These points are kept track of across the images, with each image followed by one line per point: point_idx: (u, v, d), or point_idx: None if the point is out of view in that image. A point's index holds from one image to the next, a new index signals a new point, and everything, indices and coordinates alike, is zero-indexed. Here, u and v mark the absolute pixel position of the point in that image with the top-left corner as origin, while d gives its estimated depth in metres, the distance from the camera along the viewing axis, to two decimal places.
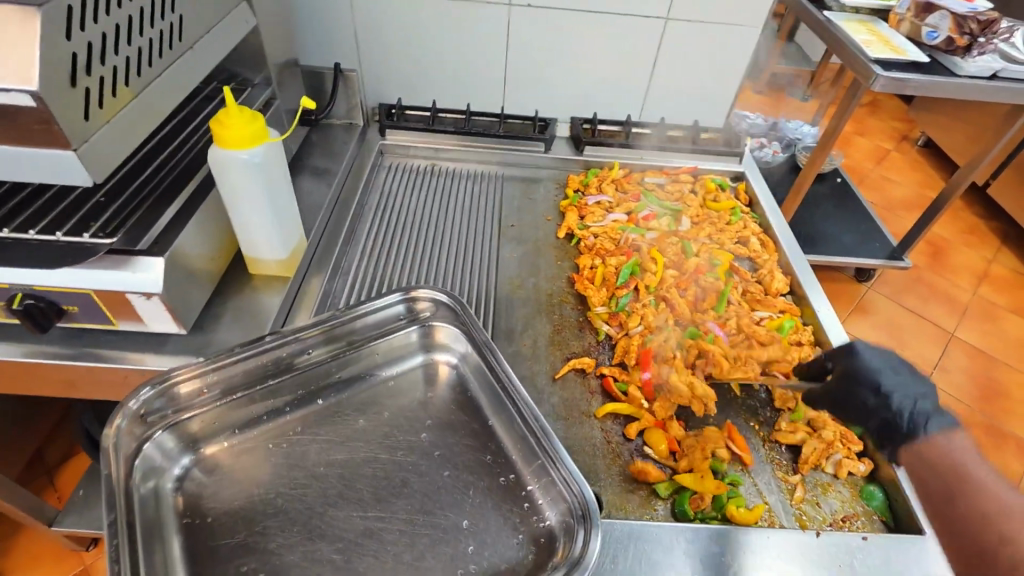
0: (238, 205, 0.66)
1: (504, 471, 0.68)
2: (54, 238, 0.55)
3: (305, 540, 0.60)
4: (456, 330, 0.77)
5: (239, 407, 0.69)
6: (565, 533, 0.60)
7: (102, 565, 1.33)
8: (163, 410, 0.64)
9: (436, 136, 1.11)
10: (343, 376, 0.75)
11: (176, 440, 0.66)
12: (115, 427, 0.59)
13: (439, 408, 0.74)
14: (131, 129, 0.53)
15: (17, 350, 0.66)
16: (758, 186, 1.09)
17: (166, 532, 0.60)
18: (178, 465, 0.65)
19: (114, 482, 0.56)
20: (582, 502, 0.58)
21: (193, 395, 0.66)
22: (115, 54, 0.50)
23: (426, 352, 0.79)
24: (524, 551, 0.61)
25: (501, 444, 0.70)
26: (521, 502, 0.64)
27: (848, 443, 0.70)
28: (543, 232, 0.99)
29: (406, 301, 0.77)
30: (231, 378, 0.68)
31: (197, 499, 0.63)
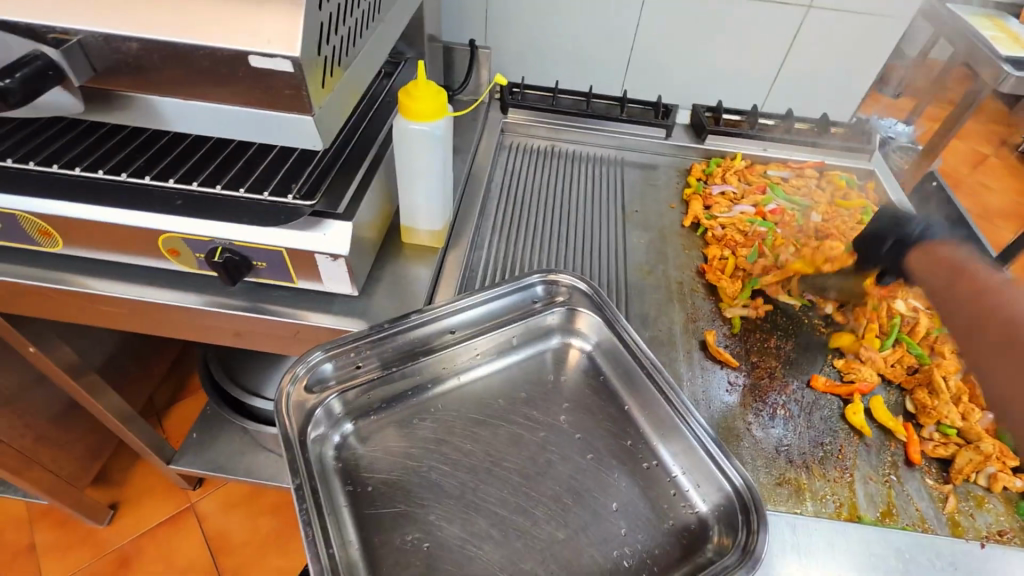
0: (411, 176, 0.69)
1: (645, 457, 0.70)
2: (263, 198, 0.59)
3: (462, 513, 0.64)
4: (597, 318, 0.79)
5: (388, 382, 0.74)
6: (723, 519, 0.62)
7: (207, 505, 1.42)
8: (326, 380, 0.69)
9: (558, 118, 1.11)
10: (480, 354, 0.78)
11: (339, 407, 0.70)
12: (285, 392, 0.64)
13: (572, 393, 0.76)
14: (345, 97, 0.55)
15: (201, 298, 0.71)
16: (890, 185, 1.05)
17: (332, 492, 0.65)
18: (337, 432, 0.70)
19: (292, 441, 0.61)
20: (745, 493, 0.60)
21: (351, 366, 0.70)
22: (344, 24, 0.52)
23: (564, 335, 0.81)
24: (675, 533, 0.63)
25: (643, 432, 0.72)
26: (668, 488, 0.66)
27: (1004, 458, 0.68)
28: (668, 219, 0.99)
29: (546, 283, 0.79)
30: (382, 353, 0.72)
31: (351, 467, 0.67)
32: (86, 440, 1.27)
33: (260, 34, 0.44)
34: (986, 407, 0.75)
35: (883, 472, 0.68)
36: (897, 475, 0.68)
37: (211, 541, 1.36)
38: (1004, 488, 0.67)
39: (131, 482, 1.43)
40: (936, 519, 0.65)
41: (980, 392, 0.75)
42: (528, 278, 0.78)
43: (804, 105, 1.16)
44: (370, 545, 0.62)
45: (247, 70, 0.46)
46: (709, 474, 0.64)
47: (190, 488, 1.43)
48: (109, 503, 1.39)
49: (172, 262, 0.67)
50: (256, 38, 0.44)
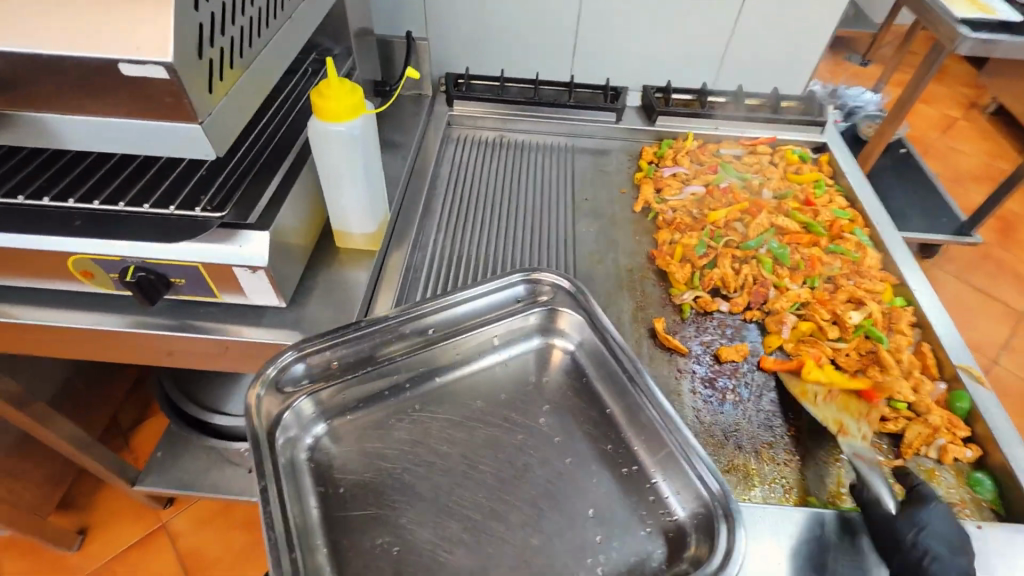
0: (335, 178, 0.66)
1: (626, 462, 0.67)
2: (168, 212, 0.57)
3: (434, 517, 0.63)
4: (579, 318, 0.77)
5: (364, 382, 0.72)
6: (699, 530, 0.60)
7: (180, 523, 1.40)
8: (299, 380, 0.68)
9: (505, 106, 1.08)
10: (458, 355, 0.77)
11: (312, 409, 0.69)
12: (255, 395, 0.62)
13: (554, 391, 0.75)
14: (244, 101, 0.52)
15: (125, 320, 0.68)
16: (842, 157, 1.03)
17: (304, 492, 0.64)
18: (309, 434, 0.68)
19: (261, 443, 0.60)
20: (721, 498, 0.58)
21: (326, 368, 0.69)
22: (233, 24, 0.49)
23: (544, 335, 0.80)
24: (654, 544, 0.61)
25: (619, 426, 0.71)
26: (648, 496, 0.65)
27: (954, 428, 0.68)
28: (619, 205, 0.97)
29: (528, 282, 0.78)
30: (356, 354, 0.70)
31: (321, 469, 0.66)
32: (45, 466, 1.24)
33: (126, 40, 0.41)
34: (937, 377, 0.74)
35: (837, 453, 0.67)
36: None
37: (185, 559, 1.35)
38: (956, 460, 0.67)
39: (99, 505, 1.40)
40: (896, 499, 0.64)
41: (931, 363, 0.74)
42: (510, 276, 0.76)
43: (755, 81, 1.14)
44: (341, 546, 0.60)
45: (120, 78, 0.43)
46: (686, 476, 0.62)
47: (161, 508, 1.41)
48: (77, 528, 1.36)
49: (87, 283, 0.64)
50: (123, 45, 0.41)
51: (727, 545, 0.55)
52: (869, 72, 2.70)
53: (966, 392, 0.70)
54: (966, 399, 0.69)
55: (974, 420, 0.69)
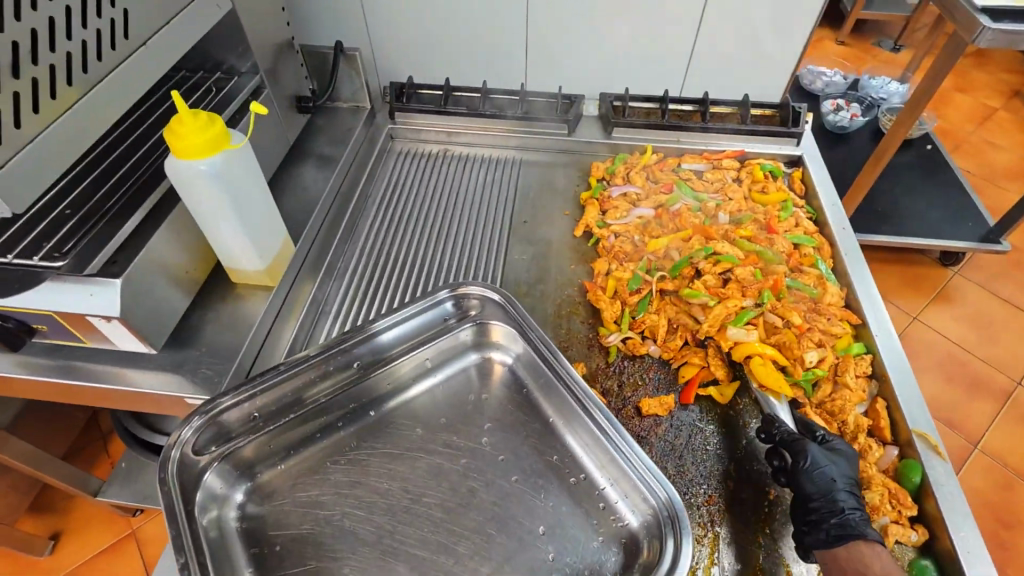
0: (206, 217, 0.61)
1: (573, 471, 0.63)
2: (5, 261, 0.52)
3: (378, 561, 0.56)
4: (512, 330, 0.70)
5: (291, 429, 0.65)
6: (648, 532, 0.56)
7: (150, 530, 1.42)
8: (217, 440, 0.60)
9: (450, 119, 1.01)
10: (393, 384, 0.70)
11: (234, 467, 0.61)
12: (168, 461, 0.55)
13: (495, 411, 0.68)
14: (63, 146, 0.48)
15: (4, 362, 0.65)
16: (817, 173, 0.93)
17: (235, 559, 0.56)
18: (238, 492, 0.61)
19: (178, 515, 0.52)
20: (667, 503, 0.54)
21: (245, 421, 0.62)
22: (32, 64, 0.44)
23: (480, 351, 0.73)
24: (608, 554, 0.57)
25: (563, 443, 0.65)
26: (597, 503, 0.60)
27: (900, 506, 0.59)
28: (559, 229, 0.89)
29: (455, 297, 0.71)
30: (278, 401, 0.64)
31: (257, 526, 0.59)
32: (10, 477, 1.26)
33: None
34: (890, 441, 0.65)
35: (756, 530, 0.60)
36: (768, 525, 0.60)
37: (151, 568, 1.36)
38: (898, 543, 0.58)
39: (72, 511, 1.43)
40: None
41: (884, 426, 0.65)
42: (436, 293, 0.70)
43: (726, 86, 1.03)
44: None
45: None
46: (633, 483, 0.58)
47: (131, 516, 1.42)
48: (50, 534, 1.39)
49: None
50: None
51: (674, 549, 0.51)
52: (897, 60, 2.49)
53: (920, 462, 0.61)
54: (918, 471, 0.60)
55: (924, 496, 0.60)
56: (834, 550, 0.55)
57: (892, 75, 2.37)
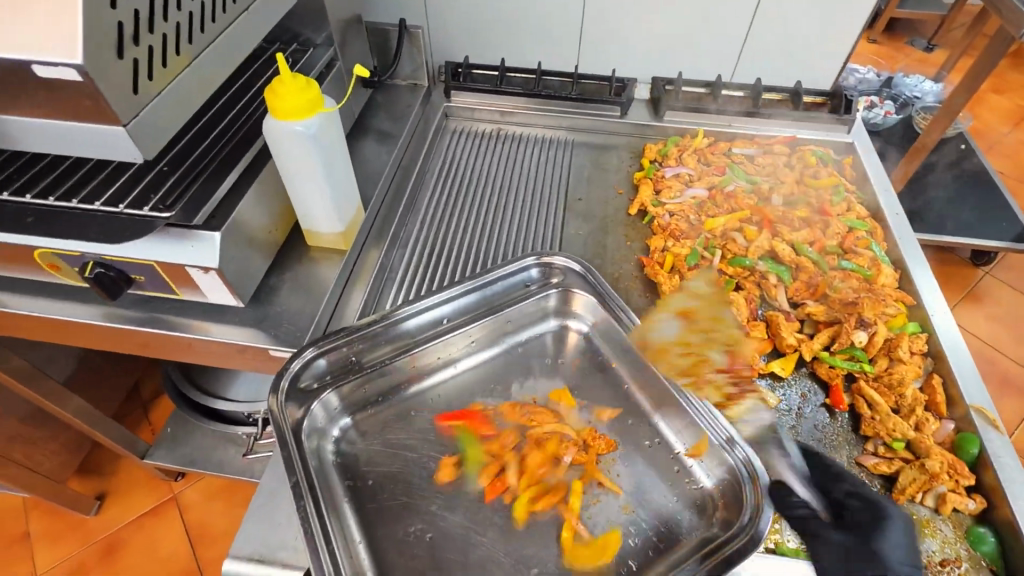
0: (295, 178, 0.64)
1: (648, 435, 0.66)
2: (118, 211, 0.55)
3: (466, 500, 0.60)
4: (593, 298, 0.74)
5: (384, 375, 0.68)
6: (727, 491, 0.60)
7: (191, 494, 1.46)
8: (322, 376, 0.65)
9: (504, 98, 1.04)
10: (475, 343, 0.73)
11: (338, 402, 0.66)
12: (280, 389, 0.60)
13: (574, 372, 0.72)
14: (181, 99, 0.51)
15: (95, 312, 0.69)
16: (868, 160, 0.95)
17: (333, 486, 0.60)
18: (337, 426, 0.65)
19: (289, 443, 0.57)
20: (746, 463, 0.59)
21: (345, 361, 0.66)
22: (163, 21, 0.47)
23: (560, 318, 0.77)
24: (683, 512, 0.60)
25: (638, 406, 0.69)
26: (673, 465, 0.64)
27: (956, 476, 0.61)
28: (613, 207, 0.92)
29: (541, 264, 0.75)
30: (373, 347, 0.67)
31: (350, 462, 0.63)
32: (61, 437, 1.30)
33: (36, 40, 0.39)
34: (946, 417, 0.67)
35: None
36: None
37: (192, 531, 1.40)
38: (955, 510, 0.60)
39: (116, 473, 1.48)
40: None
41: (940, 400, 0.67)
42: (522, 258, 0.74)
43: (777, 73, 1.05)
44: (373, 533, 0.58)
45: (38, 79, 0.42)
46: (711, 443, 0.62)
47: (172, 480, 1.46)
48: (96, 494, 1.44)
49: (53, 274, 0.65)
50: (33, 44, 0.39)
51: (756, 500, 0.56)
52: (932, 59, 2.47)
53: (977, 435, 0.63)
54: (975, 444, 0.62)
55: (981, 468, 0.62)
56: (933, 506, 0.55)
57: (927, 74, 2.35)
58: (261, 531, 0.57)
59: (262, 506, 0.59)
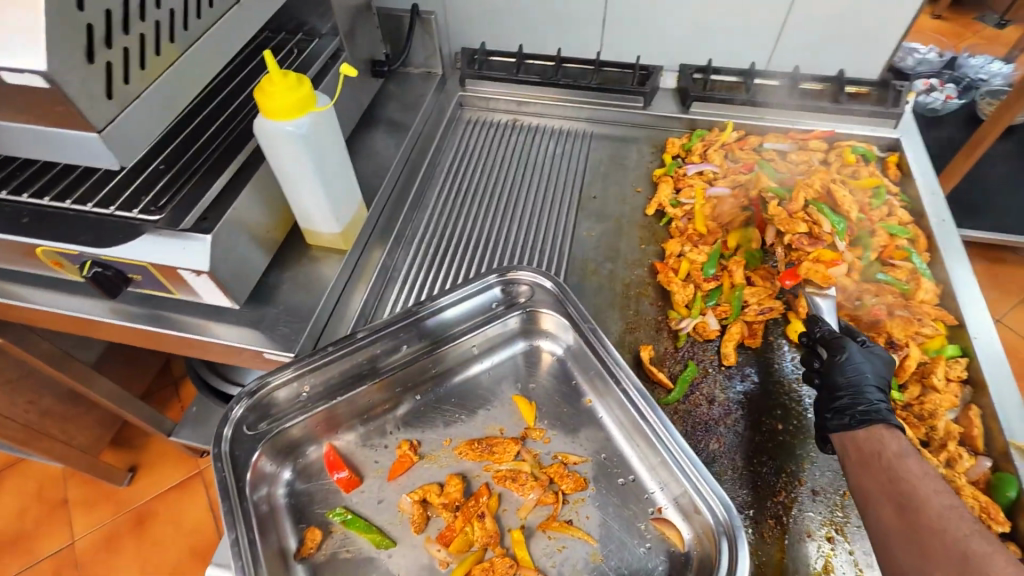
0: (290, 178, 0.62)
1: (621, 472, 0.62)
2: (109, 212, 0.55)
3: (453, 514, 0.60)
4: (561, 318, 0.69)
5: (338, 407, 0.65)
6: (701, 547, 0.54)
7: (215, 471, 1.51)
8: (269, 415, 0.62)
9: (521, 87, 0.99)
10: (438, 370, 0.70)
11: (280, 445, 0.62)
12: (222, 438, 0.56)
13: (544, 402, 0.69)
14: (163, 101, 0.49)
15: (99, 308, 0.69)
16: (916, 158, 0.86)
17: (283, 533, 0.59)
18: (287, 469, 0.63)
19: (231, 494, 0.53)
20: (726, 524, 0.51)
21: (293, 398, 0.63)
22: (140, 20, 0.45)
23: (528, 338, 0.73)
24: (654, 561, 0.56)
25: (612, 440, 0.64)
26: (646, 507, 0.59)
27: (989, 521, 0.55)
28: (629, 207, 0.87)
29: (503, 283, 0.70)
30: (325, 382, 0.64)
31: (301, 504, 0.61)
32: (94, 412, 1.36)
33: (1, 46, 0.38)
34: (984, 453, 0.61)
35: (824, 530, 0.57)
36: (843, 530, 0.57)
37: (214, 506, 1.46)
38: None
39: (146, 447, 1.54)
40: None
41: (977, 435, 0.61)
42: (483, 277, 0.69)
43: (818, 60, 0.96)
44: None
45: (9, 86, 0.41)
46: (688, 493, 0.55)
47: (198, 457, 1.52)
48: (127, 466, 1.51)
49: (58, 270, 0.65)
50: None
51: (727, 568, 0.48)
52: (1004, 36, 2.25)
53: (1017, 476, 0.56)
54: (1013, 486, 0.56)
55: (1019, 514, 0.56)
56: (853, 435, 0.56)
57: (996, 53, 2.15)
58: None
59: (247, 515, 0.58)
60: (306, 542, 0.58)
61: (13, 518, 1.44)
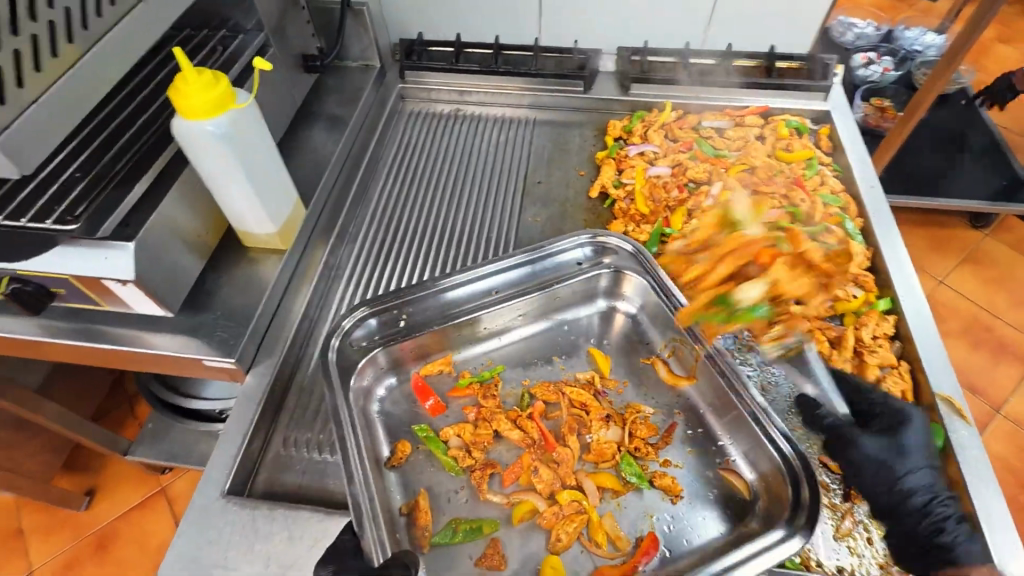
0: (217, 180, 0.60)
1: (691, 423, 0.67)
2: (21, 225, 0.51)
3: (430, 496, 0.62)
4: (643, 280, 0.74)
5: (439, 339, 0.71)
6: (768, 488, 0.59)
7: (178, 487, 1.47)
8: (373, 336, 0.68)
9: (461, 76, 0.98)
10: (523, 316, 0.75)
11: (387, 360, 0.69)
12: (331, 345, 0.64)
13: (615, 354, 0.75)
14: (66, 104, 0.47)
15: (25, 326, 0.66)
16: (845, 130, 0.89)
17: (378, 442, 0.65)
18: (382, 385, 0.69)
19: (337, 402, 0.59)
20: (793, 459, 0.57)
21: (394, 321, 0.69)
22: (31, 20, 0.43)
23: (609, 299, 0.78)
24: (722, 501, 0.61)
25: (685, 396, 0.70)
26: (714, 458, 0.64)
27: None
28: (574, 190, 0.88)
29: (593, 244, 0.77)
30: (424, 315, 0.70)
31: (389, 421, 0.67)
32: (42, 437, 1.31)
33: None
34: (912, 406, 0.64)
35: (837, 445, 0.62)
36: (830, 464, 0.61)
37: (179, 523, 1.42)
38: None
39: (105, 468, 1.49)
40: (836, 564, 0.55)
41: (905, 389, 0.64)
42: (576, 236, 0.76)
43: (750, 38, 0.98)
44: (411, 490, 0.62)
45: None
46: (761, 442, 0.60)
47: (160, 474, 1.47)
48: (86, 489, 1.45)
49: None
50: None
51: (806, 502, 0.55)
52: (937, 8, 2.33)
53: (942, 426, 0.60)
54: (940, 436, 0.60)
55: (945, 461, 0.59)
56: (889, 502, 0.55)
57: (929, 26, 2.23)
58: (194, 544, 0.55)
59: (194, 522, 0.56)
60: (397, 452, 0.64)
61: None
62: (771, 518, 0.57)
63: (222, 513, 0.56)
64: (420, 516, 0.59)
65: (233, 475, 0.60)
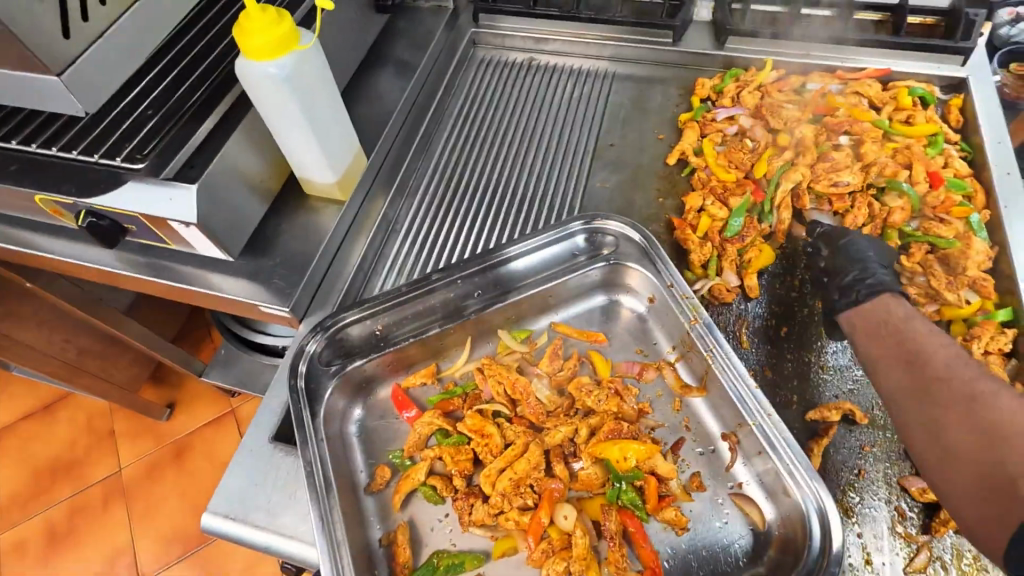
0: (279, 126, 0.59)
1: (702, 441, 0.61)
2: (93, 161, 0.52)
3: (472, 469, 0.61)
4: (649, 274, 0.67)
5: (415, 349, 0.66)
6: (786, 525, 0.54)
7: (245, 410, 1.58)
8: (342, 352, 0.64)
9: (540, 21, 0.91)
10: (516, 316, 0.69)
11: (353, 382, 0.64)
12: (297, 372, 0.60)
13: (616, 355, 0.69)
14: (131, 38, 0.46)
15: (104, 257, 0.69)
16: (985, 102, 0.76)
17: (354, 464, 0.62)
18: (353, 410, 0.65)
19: (304, 423, 0.57)
20: (821, 516, 0.51)
21: (368, 333, 0.65)
22: None
23: (609, 291, 0.71)
24: (733, 537, 0.56)
25: (688, 406, 0.63)
26: (725, 481, 0.58)
27: None
28: (650, 155, 0.81)
29: (588, 231, 0.69)
30: (400, 321, 0.66)
31: (369, 439, 0.64)
32: (129, 353, 1.42)
33: None
34: None
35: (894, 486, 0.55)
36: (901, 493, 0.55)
37: None
38: None
39: (184, 386, 1.62)
40: None
41: None
42: (568, 223, 0.68)
43: None
44: (391, 520, 0.59)
45: None
46: (776, 471, 0.54)
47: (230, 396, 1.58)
48: (167, 403, 1.59)
49: (59, 217, 0.65)
50: None
51: (819, 540, 0.50)
52: None
53: None
54: None
55: None
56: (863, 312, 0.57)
57: None
58: (244, 484, 0.57)
59: (245, 462, 0.58)
60: (376, 478, 0.61)
61: (67, 445, 1.55)
62: (782, 565, 0.52)
63: (270, 457, 0.58)
64: (398, 553, 0.56)
65: (281, 421, 0.61)
